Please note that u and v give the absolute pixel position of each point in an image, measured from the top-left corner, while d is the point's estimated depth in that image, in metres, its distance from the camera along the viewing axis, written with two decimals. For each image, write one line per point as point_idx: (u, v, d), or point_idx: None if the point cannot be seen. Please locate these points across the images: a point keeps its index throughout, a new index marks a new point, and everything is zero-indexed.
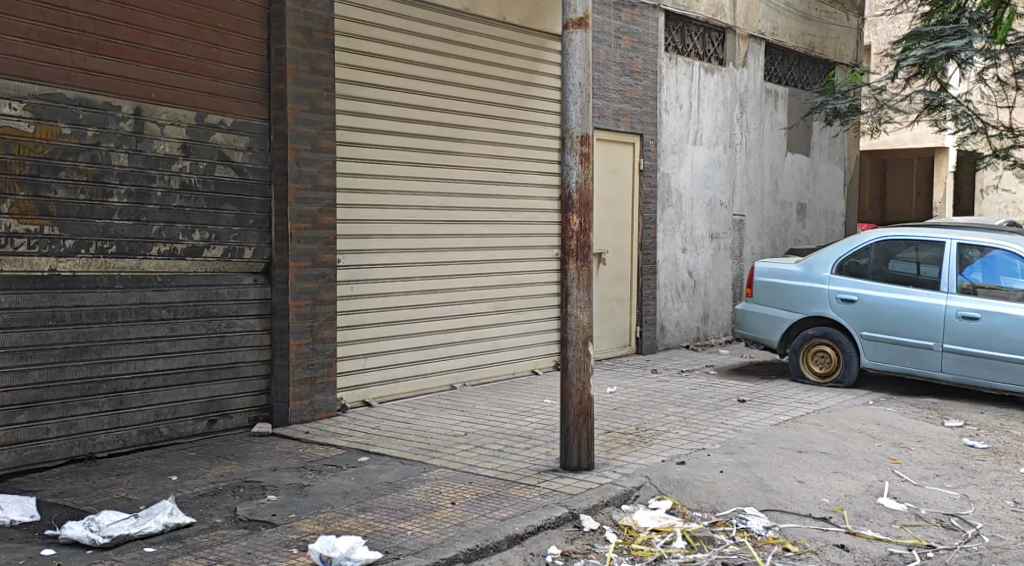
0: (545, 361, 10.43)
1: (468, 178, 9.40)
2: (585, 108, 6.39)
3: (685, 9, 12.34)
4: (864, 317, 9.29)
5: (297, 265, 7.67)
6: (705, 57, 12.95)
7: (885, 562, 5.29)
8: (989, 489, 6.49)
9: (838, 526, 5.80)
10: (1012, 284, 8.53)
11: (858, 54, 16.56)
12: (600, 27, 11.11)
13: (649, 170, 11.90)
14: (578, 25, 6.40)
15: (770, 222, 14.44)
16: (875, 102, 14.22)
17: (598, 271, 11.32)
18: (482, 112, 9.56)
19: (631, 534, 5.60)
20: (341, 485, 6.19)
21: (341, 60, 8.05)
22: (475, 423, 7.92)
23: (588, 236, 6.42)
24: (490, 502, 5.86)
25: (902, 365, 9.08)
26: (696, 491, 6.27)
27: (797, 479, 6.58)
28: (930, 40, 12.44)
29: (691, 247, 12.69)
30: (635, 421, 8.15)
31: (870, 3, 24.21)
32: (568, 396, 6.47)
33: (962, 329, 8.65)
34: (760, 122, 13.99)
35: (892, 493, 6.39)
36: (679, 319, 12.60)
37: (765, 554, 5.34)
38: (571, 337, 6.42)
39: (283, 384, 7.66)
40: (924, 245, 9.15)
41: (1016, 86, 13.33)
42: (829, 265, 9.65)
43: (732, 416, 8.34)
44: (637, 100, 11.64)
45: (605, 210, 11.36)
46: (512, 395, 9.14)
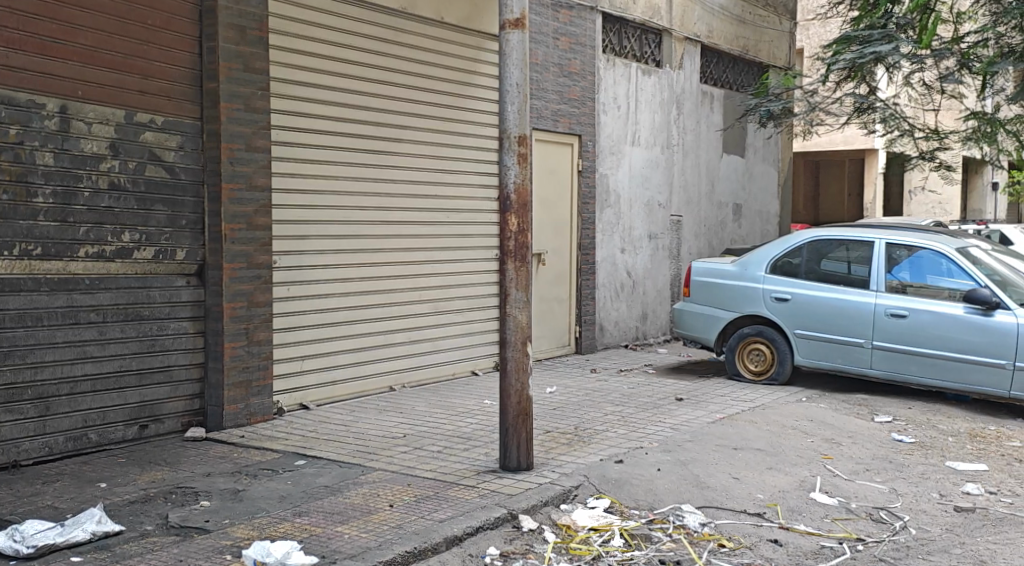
0: (486, 362, 10.42)
1: (406, 179, 9.35)
2: (522, 108, 6.41)
3: (622, 11, 12.46)
4: (797, 315, 9.47)
5: (231, 266, 7.55)
6: (642, 59, 13.07)
7: (817, 556, 5.40)
8: (916, 483, 6.65)
9: (772, 521, 5.90)
10: (939, 283, 8.77)
11: (791, 58, 16.87)
12: (538, 28, 11.16)
13: (587, 170, 11.97)
14: (515, 25, 6.40)
15: (707, 223, 14.62)
16: (807, 105, 14.50)
17: (538, 271, 11.36)
18: (420, 112, 9.52)
19: (569, 533, 5.63)
20: (278, 489, 6.12)
21: (276, 59, 7.96)
22: (414, 424, 7.88)
23: (526, 237, 6.44)
24: (428, 504, 5.84)
25: (834, 362, 9.27)
26: (634, 489, 6.32)
27: (733, 476, 6.68)
28: (859, 44, 12.73)
29: (629, 247, 12.80)
30: (574, 420, 8.18)
31: (803, 7, 24.73)
32: (508, 396, 6.47)
33: (891, 327, 8.86)
34: (696, 123, 14.17)
35: (824, 488, 6.52)
36: (618, 319, 12.70)
37: (702, 551, 5.42)
38: (510, 337, 6.43)
39: (217, 388, 7.53)
40: (854, 245, 9.36)
41: (941, 90, 13.68)
42: (763, 264, 9.82)
43: (669, 414, 8.42)
44: (575, 101, 11.71)
45: (544, 211, 11.41)
46: (452, 395, 9.12)
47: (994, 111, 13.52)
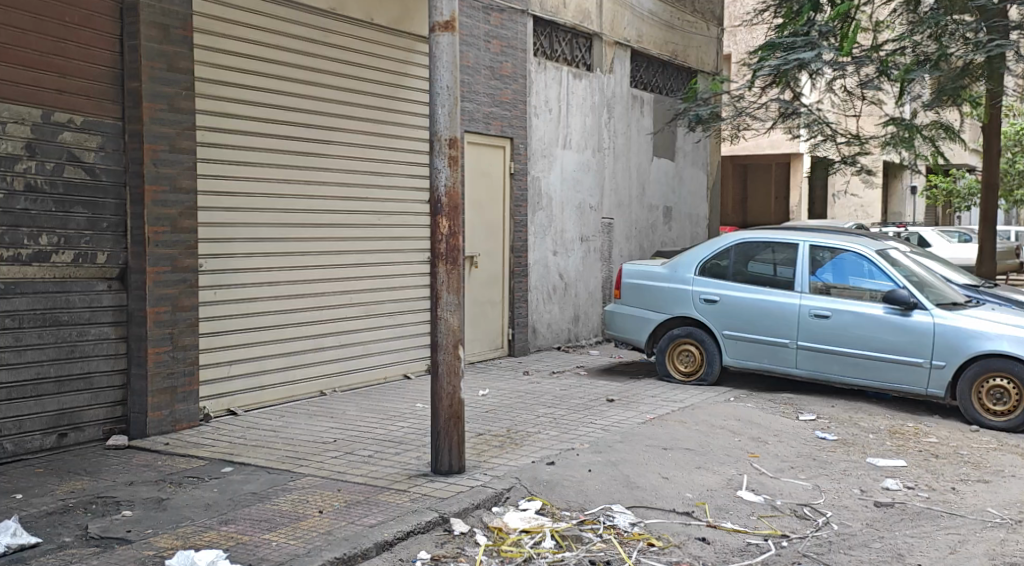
0: (418, 365, 10.37)
1: (336, 181, 9.27)
2: (453, 112, 6.40)
3: (553, 15, 12.54)
4: (725, 316, 9.63)
5: (155, 270, 7.39)
6: (573, 62, 13.16)
7: (743, 553, 5.49)
8: (838, 479, 6.82)
9: (700, 519, 5.99)
10: (861, 284, 9.00)
11: (718, 62, 17.16)
12: (469, 30, 11.16)
13: (519, 173, 12.00)
14: (445, 28, 6.38)
15: (638, 225, 14.79)
16: (733, 110, 14.70)
17: (470, 274, 11.36)
18: (351, 114, 9.44)
19: (500, 535, 5.63)
20: (204, 497, 6.00)
21: (201, 58, 7.82)
22: (344, 429, 7.81)
23: (457, 240, 6.44)
24: (358, 509, 5.79)
25: (761, 361, 9.44)
26: (565, 490, 6.36)
27: (662, 475, 6.76)
28: (783, 51, 13.02)
29: (562, 250, 12.88)
30: (506, 423, 8.19)
31: (730, 14, 25.20)
32: (439, 400, 6.45)
33: (814, 327, 9.06)
34: (627, 127, 14.32)
35: (750, 486, 6.63)
36: (550, 321, 12.76)
37: (631, 550, 5.48)
38: (442, 340, 6.41)
39: (140, 394, 7.36)
40: (780, 247, 9.56)
41: (862, 97, 14.05)
42: (692, 266, 9.97)
43: (600, 415, 8.49)
44: (506, 104, 11.73)
45: (476, 214, 11.41)
46: (383, 399, 9.06)
47: (912, 118, 13.93)
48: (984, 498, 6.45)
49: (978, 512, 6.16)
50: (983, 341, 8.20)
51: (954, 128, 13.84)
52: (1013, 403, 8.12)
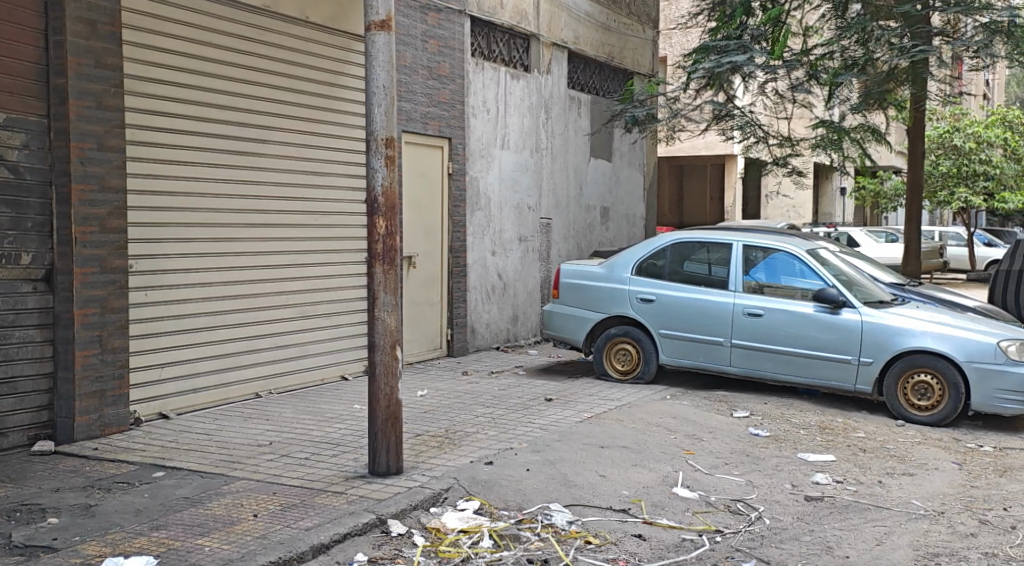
0: (355, 366, 10.30)
1: (272, 181, 9.16)
2: (390, 111, 6.38)
3: (490, 15, 12.56)
4: (661, 315, 9.75)
5: (83, 271, 7.22)
6: (510, 63, 13.19)
7: (678, 549, 5.57)
8: (770, 474, 6.96)
9: (636, 516, 6.05)
10: (792, 283, 9.18)
11: (654, 64, 17.35)
12: (406, 30, 11.12)
13: (457, 173, 11.99)
14: (381, 27, 6.36)
15: (575, 225, 14.88)
16: (669, 111, 14.66)
17: (408, 274, 11.32)
18: (287, 113, 9.34)
19: (438, 535, 5.63)
20: (134, 503, 5.88)
21: (131, 55, 7.67)
22: (280, 431, 7.72)
23: (394, 240, 6.41)
24: (293, 513, 5.73)
25: (696, 360, 9.58)
26: (503, 490, 6.37)
27: (600, 473, 6.82)
28: (716, 54, 13.21)
29: (500, 250, 12.90)
30: (444, 423, 8.18)
31: (666, 17, 25.52)
32: (377, 400, 6.42)
33: (748, 325, 9.22)
34: (564, 127, 14.40)
35: (685, 483, 6.73)
36: (489, 321, 12.77)
37: (568, 549, 5.51)
38: (379, 341, 6.37)
39: (67, 399, 7.18)
40: (714, 247, 9.71)
41: (793, 99, 14.32)
42: (629, 266, 10.07)
43: (538, 415, 8.53)
44: (444, 103, 11.72)
45: (414, 214, 11.37)
46: (320, 401, 8.97)
47: (841, 121, 14.25)
48: (909, 490, 6.64)
49: (903, 504, 6.33)
50: (908, 338, 8.45)
51: (880, 130, 14.19)
52: (936, 398, 8.38)
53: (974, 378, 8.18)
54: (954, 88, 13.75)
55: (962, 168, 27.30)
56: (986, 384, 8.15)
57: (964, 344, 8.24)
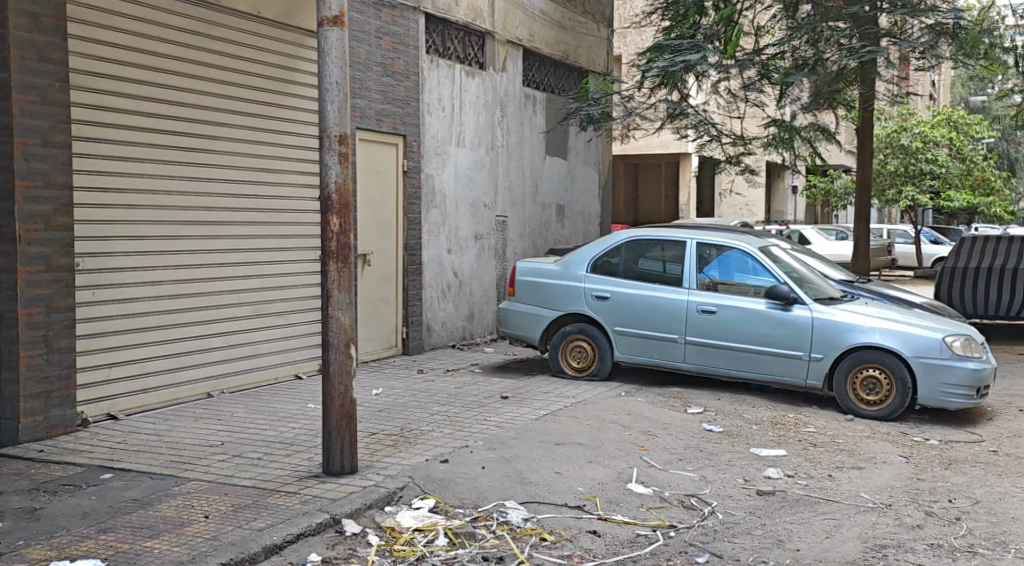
0: (309, 365, 10.22)
1: (223, 178, 9.05)
2: (343, 108, 6.33)
3: (444, 12, 12.52)
4: (616, 313, 9.79)
5: (27, 270, 7.07)
6: (465, 60, 13.16)
7: (633, 544, 5.60)
8: (724, 470, 7.03)
9: (591, 513, 6.08)
10: (745, 280, 9.28)
11: (608, 63, 17.43)
12: (360, 26, 11.05)
13: (412, 171, 11.94)
14: (333, 22, 6.31)
15: (531, 224, 14.90)
16: (624, 110, 14.69)
17: (363, 272, 11.24)
18: (238, 110, 9.23)
19: (393, 535, 5.61)
20: (81, 505, 5.77)
21: (76, 49, 7.52)
22: (232, 431, 7.63)
23: (349, 237, 6.35)
24: (245, 513, 5.66)
25: (650, 356, 9.64)
26: (458, 488, 6.36)
27: (555, 470, 6.83)
28: (670, 53, 13.30)
29: (456, 248, 12.87)
30: (399, 422, 8.14)
31: (620, 17, 25.68)
32: (331, 399, 6.37)
33: (702, 322, 9.30)
34: (520, 125, 14.41)
35: (640, 479, 6.77)
36: (445, 319, 12.73)
37: (523, 546, 5.51)
38: (333, 340, 6.32)
39: (11, 400, 7.03)
40: (669, 245, 9.78)
41: (745, 99, 14.47)
42: (584, 263, 10.10)
43: (494, 412, 8.52)
44: (399, 101, 11.66)
45: (369, 211, 11.31)
46: (273, 400, 8.88)
47: (792, 121, 14.44)
48: (858, 483, 6.75)
49: (853, 497, 6.44)
50: (857, 334, 8.59)
51: (830, 130, 14.40)
52: (884, 393, 8.53)
53: (921, 372, 8.35)
54: (901, 88, 14.01)
55: (909, 168, 27.83)
56: (932, 378, 8.33)
57: (911, 339, 8.40)
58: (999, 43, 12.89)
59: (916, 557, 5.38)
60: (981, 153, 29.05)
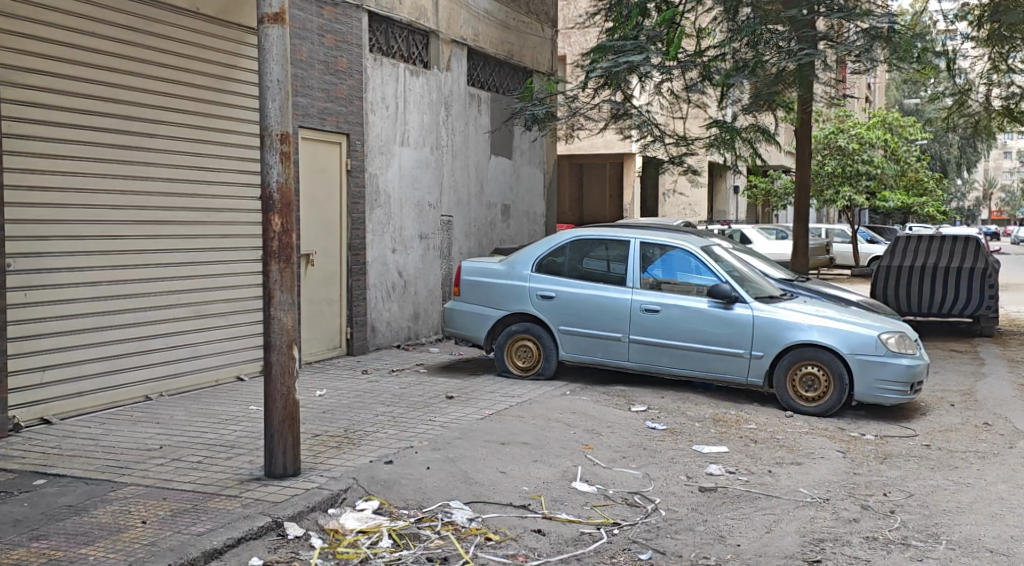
0: (251, 366, 10.08)
1: (161, 176, 8.89)
2: (285, 106, 6.26)
3: (388, 11, 12.45)
4: (561, 312, 9.83)
5: None
6: (409, 59, 13.12)
7: (577, 542, 5.63)
8: (667, 467, 7.10)
9: (536, 512, 6.09)
10: (688, 280, 9.38)
11: (552, 63, 17.49)
12: (302, 23, 10.93)
13: (355, 170, 11.85)
14: (274, 20, 6.23)
15: (476, 223, 14.88)
16: (568, 110, 14.73)
17: (306, 272, 11.13)
18: (177, 108, 9.07)
19: (336, 537, 5.56)
20: (13, 512, 5.62)
21: (6, 44, 7.36)
22: (171, 435, 7.49)
23: (291, 237, 6.28)
24: (185, 518, 5.57)
25: (595, 355, 9.70)
26: (403, 489, 6.32)
27: (500, 470, 6.83)
28: (613, 54, 13.39)
29: (400, 248, 12.80)
30: (343, 423, 8.07)
31: (564, 16, 25.77)
32: (273, 400, 6.29)
33: (645, 320, 9.38)
34: (464, 124, 14.38)
35: (584, 477, 6.81)
36: (389, 319, 12.66)
37: (468, 546, 5.51)
38: (276, 341, 6.25)
39: None
40: (613, 244, 9.85)
41: (687, 100, 14.62)
42: (529, 263, 10.12)
43: (439, 413, 8.49)
44: (342, 99, 11.56)
45: (311, 211, 11.19)
46: (214, 402, 8.74)
47: (733, 121, 14.65)
48: (798, 478, 6.87)
49: (792, 492, 6.55)
50: (796, 332, 8.74)
51: (770, 131, 14.65)
52: (822, 390, 8.69)
53: (857, 369, 8.53)
54: (839, 90, 14.28)
55: (846, 168, 28.36)
56: (868, 374, 8.51)
57: (848, 337, 8.57)
58: (931, 47, 13.21)
59: (853, 550, 5.49)
60: (915, 155, 29.76)
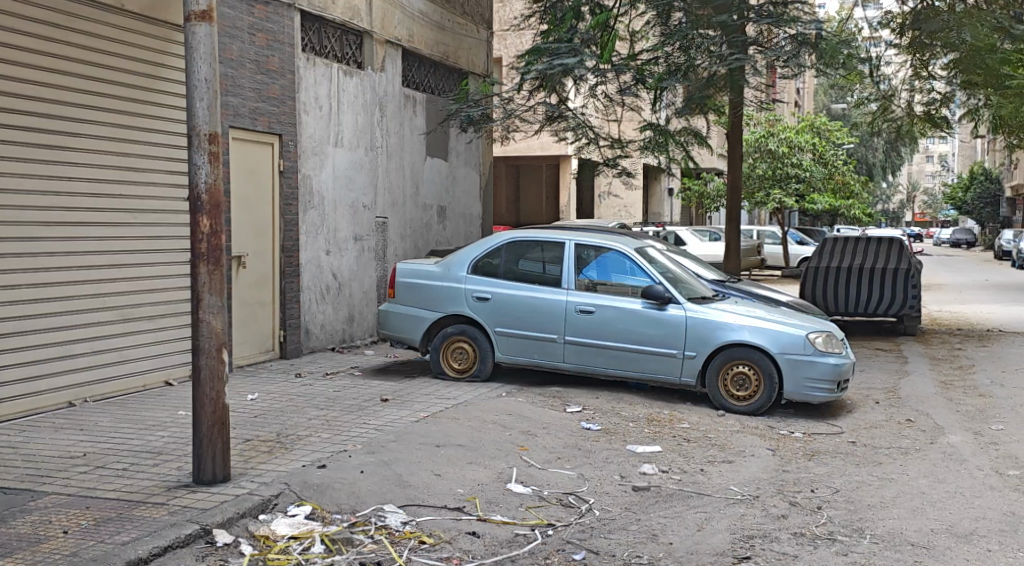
0: (180, 371, 9.86)
1: (85, 177, 8.65)
2: (213, 105, 6.14)
3: (321, 10, 12.31)
4: (497, 314, 9.82)
5: None
6: (343, 59, 13.00)
7: (512, 544, 5.62)
8: (600, 467, 7.13)
9: (470, 514, 6.06)
10: (623, 281, 9.44)
11: (488, 65, 17.48)
12: (232, 22, 10.75)
13: (288, 171, 11.70)
14: (202, 17, 6.11)
15: (411, 225, 14.79)
16: (503, 112, 14.66)
17: (237, 274, 10.93)
18: (101, 106, 8.83)
19: (267, 544, 5.47)
20: None
21: None
22: (96, 441, 7.29)
23: (220, 239, 6.15)
24: (108, 527, 5.42)
25: (530, 356, 9.71)
26: (336, 493, 6.24)
27: (435, 472, 6.79)
28: (547, 56, 13.42)
29: (334, 249, 12.66)
30: (275, 427, 7.95)
31: (501, 18, 25.81)
32: (202, 405, 6.16)
33: (580, 322, 9.42)
34: (399, 125, 14.28)
35: (519, 478, 6.80)
36: (324, 322, 12.51)
37: (402, 550, 5.46)
38: (204, 344, 6.12)
39: None
40: (548, 246, 9.87)
41: (621, 102, 14.71)
42: (464, 265, 10.08)
43: (373, 416, 8.41)
44: (274, 99, 11.40)
45: (243, 212, 11.01)
46: (141, 408, 8.53)
47: (666, 124, 14.80)
48: (728, 477, 6.95)
49: (722, 490, 6.63)
50: (727, 332, 8.86)
51: (703, 134, 14.85)
52: (753, 388, 8.82)
53: (787, 368, 8.68)
54: (768, 95, 14.52)
55: (776, 171, 28.90)
56: (797, 373, 8.68)
57: (778, 336, 8.72)
58: (856, 53, 13.53)
59: (781, 546, 5.57)
60: (842, 158, 30.37)
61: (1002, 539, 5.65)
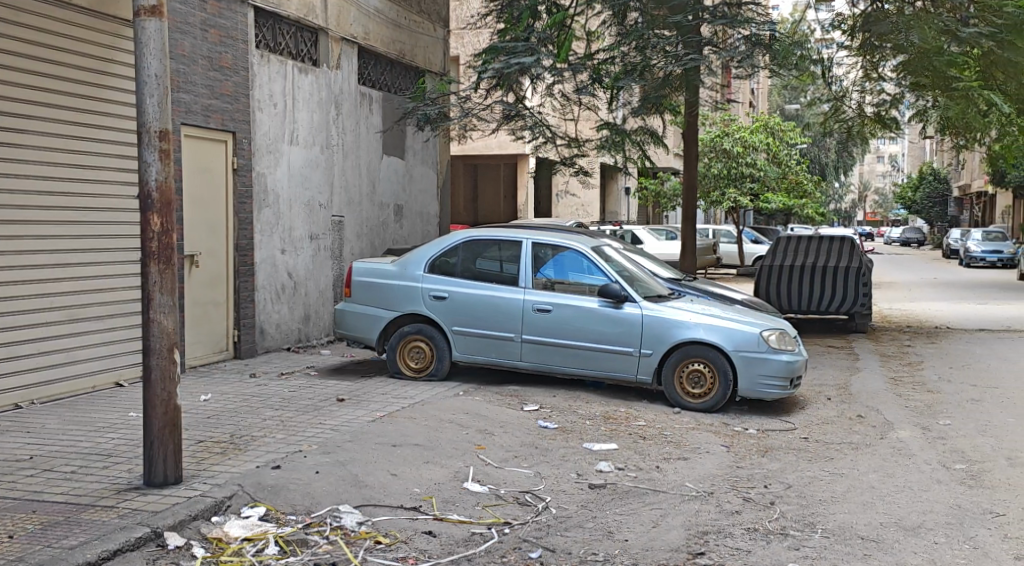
0: (132, 372, 9.71)
1: (31, 175, 8.47)
2: (163, 101, 6.05)
3: (275, 7, 12.19)
4: (454, 313, 9.79)
5: None
6: (297, 57, 12.86)
7: (468, 543, 5.60)
8: (557, 465, 7.14)
9: (426, 513, 6.03)
10: (580, 279, 9.46)
11: (445, 64, 17.44)
12: (184, 18, 10.59)
13: (242, 169, 11.55)
14: (151, 12, 6.00)
15: (368, 224, 14.71)
16: (460, 110, 14.61)
17: (190, 273, 10.78)
18: (48, 103, 8.64)
19: (220, 546, 5.40)
20: None
21: None
22: (43, 444, 7.14)
23: (171, 237, 6.04)
24: (56, 531, 5.31)
25: (487, 355, 9.69)
26: (290, 494, 6.17)
27: (391, 472, 6.74)
28: (503, 55, 13.41)
29: (290, 248, 12.54)
30: (228, 428, 7.85)
31: (457, 16, 25.77)
32: (153, 406, 6.06)
33: (537, 320, 9.43)
34: (355, 123, 14.18)
35: (475, 477, 6.78)
36: (279, 321, 12.38)
37: (357, 550, 5.42)
38: (156, 344, 6.02)
39: None
40: (506, 245, 9.86)
41: (577, 102, 14.76)
42: (421, 264, 10.04)
43: (328, 416, 8.34)
44: (227, 97, 11.26)
45: (196, 211, 10.86)
46: (90, 410, 8.38)
47: (622, 124, 14.87)
48: (683, 473, 7.00)
49: (677, 487, 6.67)
50: (683, 330, 8.92)
51: (659, 134, 14.95)
52: (708, 386, 8.90)
53: (742, 366, 8.76)
54: (723, 95, 14.66)
55: (731, 171, 29.19)
56: (751, 370, 8.76)
57: (732, 334, 8.80)
58: (807, 54, 13.71)
59: (735, 541, 5.62)
60: (795, 157, 30.76)
61: (949, 532, 5.75)
